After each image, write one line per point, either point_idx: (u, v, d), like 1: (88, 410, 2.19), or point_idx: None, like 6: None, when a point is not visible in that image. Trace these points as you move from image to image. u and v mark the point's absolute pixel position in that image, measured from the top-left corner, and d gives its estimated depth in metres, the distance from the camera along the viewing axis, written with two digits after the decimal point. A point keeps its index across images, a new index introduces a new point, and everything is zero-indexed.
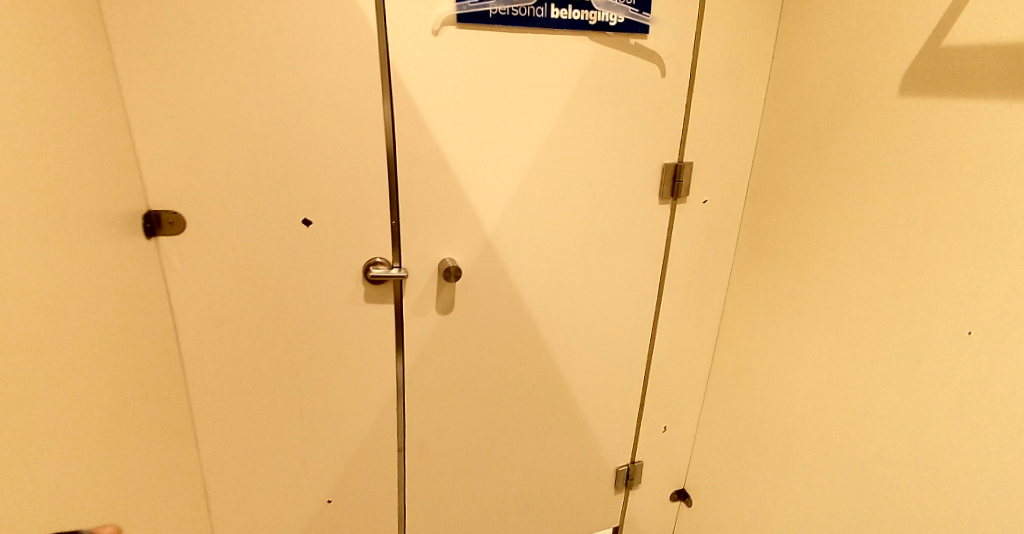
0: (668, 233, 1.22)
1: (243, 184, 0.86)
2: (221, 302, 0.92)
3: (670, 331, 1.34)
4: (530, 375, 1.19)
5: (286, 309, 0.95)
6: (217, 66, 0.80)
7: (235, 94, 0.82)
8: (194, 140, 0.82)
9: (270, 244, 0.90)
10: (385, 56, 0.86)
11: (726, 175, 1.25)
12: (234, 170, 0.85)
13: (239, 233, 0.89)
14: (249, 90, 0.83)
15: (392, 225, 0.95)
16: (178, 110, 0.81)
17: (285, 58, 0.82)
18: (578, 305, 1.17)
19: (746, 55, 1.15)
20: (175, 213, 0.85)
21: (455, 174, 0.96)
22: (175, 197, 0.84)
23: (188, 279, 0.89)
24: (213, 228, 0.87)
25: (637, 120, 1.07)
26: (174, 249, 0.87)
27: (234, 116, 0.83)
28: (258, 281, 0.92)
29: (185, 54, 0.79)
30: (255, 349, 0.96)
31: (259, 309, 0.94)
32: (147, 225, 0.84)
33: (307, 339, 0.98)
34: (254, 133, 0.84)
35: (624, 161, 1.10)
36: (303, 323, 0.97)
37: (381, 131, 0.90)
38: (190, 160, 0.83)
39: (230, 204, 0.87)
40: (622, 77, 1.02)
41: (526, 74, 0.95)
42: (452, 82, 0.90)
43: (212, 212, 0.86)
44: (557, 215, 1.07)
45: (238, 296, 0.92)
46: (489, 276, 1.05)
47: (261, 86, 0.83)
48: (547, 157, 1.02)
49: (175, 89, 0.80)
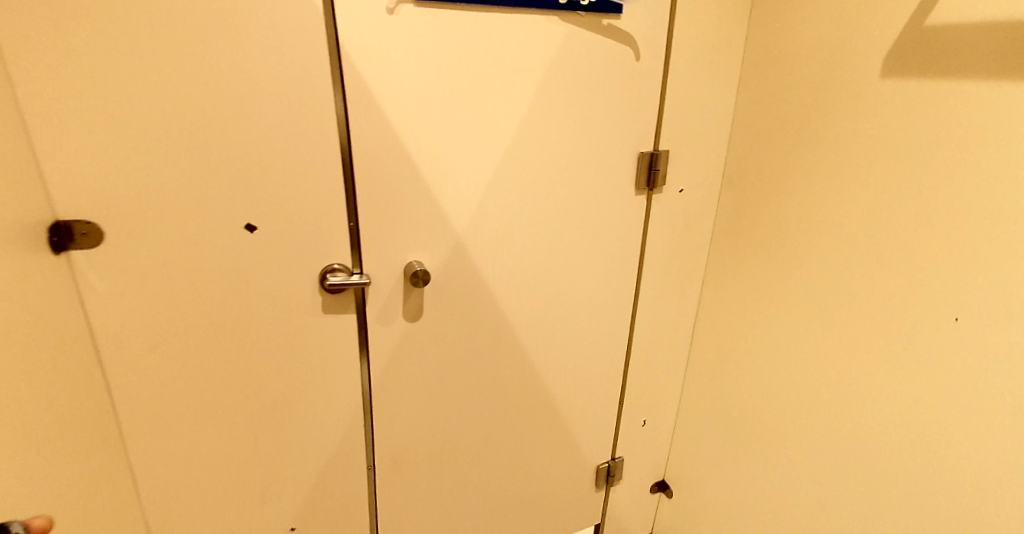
0: (645, 225, 1.17)
1: (172, 188, 0.76)
2: (155, 320, 0.81)
3: (649, 326, 1.29)
4: (506, 379, 1.12)
5: (232, 324, 0.85)
6: (131, 52, 0.69)
7: (155, 84, 0.71)
8: (108, 139, 0.71)
9: (209, 253, 0.80)
10: (334, 37, 0.76)
11: (702, 163, 1.20)
12: (160, 172, 0.74)
13: (172, 242, 0.78)
14: (172, 80, 0.71)
15: (350, 228, 0.86)
16: (86, 103, 0.69)
17: (214, 42, 0.71)
18: (555, 304, 1.11)
19: (721, 36, 1.09)
20: (89, 223, 0.74)
21: (418, 170, 0.87)
22: (89, 204, 0.73)
23: (112, 297, 0.78)
24: (140, 238, 0.76)
25: (612, 107, 1.01)
26: (90, 264, 0.76)
27: (155, 109, 0.72)
28: (197, 295, 0.82)
29: (91, 38, 0.67)
30: (198, 371, 0.86)
31: (201, 326, 0.84)
32: (53, 238, 0.72)
33: (259, 356, 0.89)
34: (182, 129, 0.73)
35: (598, 150, 1.03)
36: (253, 339, 0.87)
37: (333, 123, 0.80)
38: (105, 161, 0.71)
39: (158, 210, 0.76)
40: (594, 61, 0.95)
41: (493, 58, 0.86)
42: (412, 66, 0.81)
43: (137, 220, 0.76)
44: (530, 211, 1.00)
45: (174, 313, 0.82)
46: (460, 279, 0.97)
47: (187, 74, 0.71)
48: (518, 150, 0.94)
49: (81, 79, 0.67)
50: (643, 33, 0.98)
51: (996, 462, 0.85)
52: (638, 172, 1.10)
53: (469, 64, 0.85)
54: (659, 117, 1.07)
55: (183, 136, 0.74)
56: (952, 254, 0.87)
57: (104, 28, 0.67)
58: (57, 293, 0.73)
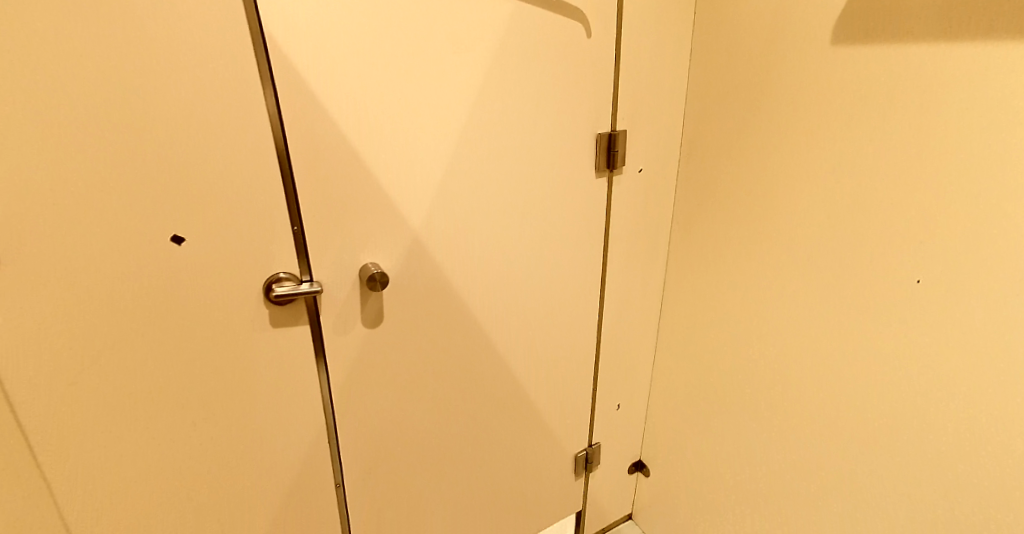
0: (607, 207, 1.14)
1: (74, 199, 0.63)
2: (71, 356, 0.69)
3: (617, 309, 1.27)
4: (479, 379, 1.07)
5: (166, 352, 0.74)
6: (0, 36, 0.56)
7: (42, 74, 0.58)
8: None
9: (131, 272, 0.68)
10: (256, 17, 0.66)
11: (659, 140, 1.18)
12: (57, 181, 0.62)
13: (81, 264, 0.66)
14: (59, 69, 0.59)
15: (294, 232, 0.76)
16: None
17: (108, 22, 0.59)
18: (523, 295, 1.06)
19: (670, 8, 1.06)
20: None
21: (366, 163, 0.79)
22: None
23: (13, 336, 0.65)
24: (40, 262, 0.64)
25: (566, 85, 0.96)
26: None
27: (41, 105, 0.59)
28: (122, 322, 0.70)
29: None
30: (131, 409, 0.74)
31: (129, 358, 0.72)
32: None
33: (203, 385, 0.78)
34: (80, 128, 0.61)
35: (554, 133, 0.99)
36: (193, 366, 0.76)
37: (264, 115, 0.70)
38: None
39: (59, 226, 0.63)
40: (546, 38, 0.90)
41: (436, 37, 0.80)
42: (349, 49, 0.73)
43: (35, 240, 0.63)
44: (489, 200, 0.94)
45: (95, 345, 0.70)
46: (421, 277, 0.90)
47: (78, 62, 0.59)
48: (472, 136, 0.89)
49: None
50: (594, 7, 0.94)
51: (969, 414, 0.87)
52: (596, 154, 1.07)
53: (412, 45, 0.78)
54: (615, 96, 1.04)
55: (81, 137, 0.62)
56: (914, 216, 0.87)
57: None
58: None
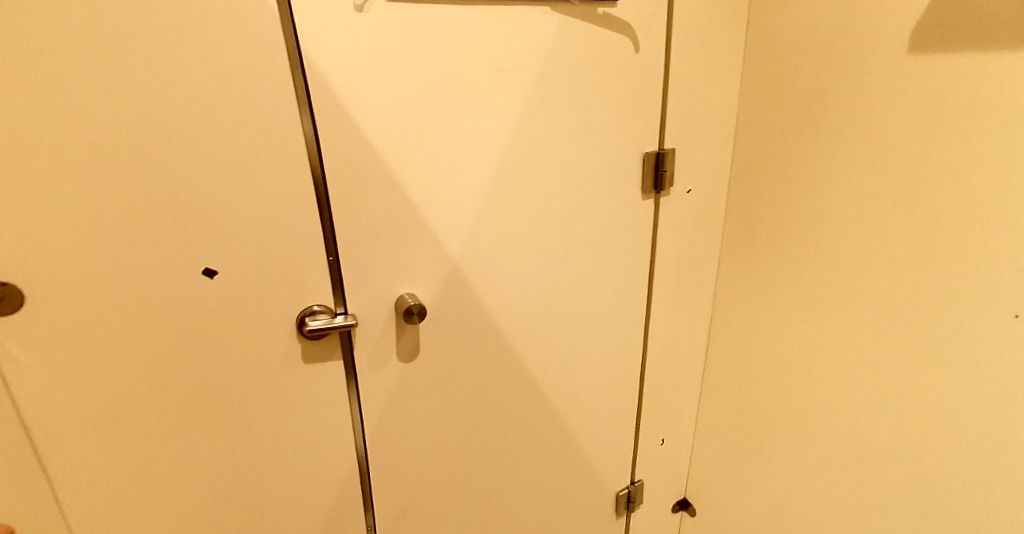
0: (655, 230, 1.07)
1: (104, 233, 0.60)
2: (98, 395, 0.64)
3: (662, 340, 1.19)
4: (516, 414, 1.00)
5: (194, 395, 0.69)
6: (27, 63, 0.53)
7: (72, 102, 0.55)
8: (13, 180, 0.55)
9: (160, 310, 0.64)
10: (294, 41, 0.63)
11: (709, 160, 1.10)
12: (87, 214, 0.58)
13: (110, 300, 0.62)
14: (88, 97, 0.56)
15: (329, 262, 0.72)
16: None
17: (143, 47, 0.57)
18: (564, 324, 1.00)
19: (721, 18, 0.98)
20: (3, 283, 0.57)
21: (403, 189, 0.75)
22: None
23: (43, 379, 0.61)
24: (68, 300, 0.60)
25: (612, 104, 0.91)
26: (12, 337, 0.59)
27: (71, 136, 0.56)
28: (151, 361, 0.66)
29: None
30: (161, 453, 0.70)
31: (160, 400, 0.67)
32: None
33: (233, 426, 0.73)
34: (111, 158, 0.58)
35: (598, 155, 0.93)
36: (224, 406, 0.72)
37: (301, 142, 0.67)
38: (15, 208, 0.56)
39: (87, 260, 0.60)
40: (592, 53, 0.85)
41: (478, 56, 0.75)
42: (388, 71, 0.69)
43: (65, 276, 0.59)
44: (527, 226, 0.89)
45: (123, 385, 0.65)
46: (457, 308, 0.85)
47: (109, 88, 0.56)
48: (513, 159, 0.83)
49: None
50: (641, 20, 0.88)
51: None
52: (644, 175, 1.00)
53: (452, 65, 0.74)
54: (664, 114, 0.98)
55: (113, 168, 0.58)
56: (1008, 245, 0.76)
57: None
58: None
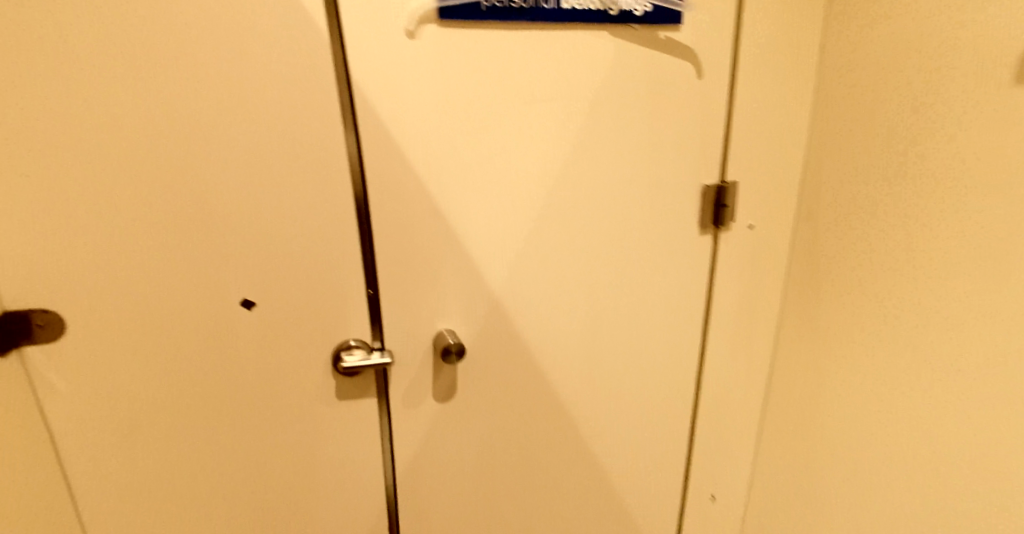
0: (712, 269, 0.99)
1: (148, 262, 0.60)
2: (132, 424, 0.64)
3: (717, 386, 1.10)
4: (556, 460, 0.94)
5: (225, 427, 0.68)
6: (83, 96, 0.54)
7: (125, 130, 0.56)
8: (68, 205, 0.56)
9: (197, 340, 0.64)
10: (344, 72, 0.62)
11: (775, 195, 1.00)
12: (131, 244, 0.59)
13: (149, 329, 0.62)
14: (139, 129, 0.56)
15: (368, 296, 0.70)
16: (32, 164, 0.54)
17: (193, 79, 0.57)
18: (611, 366, 0.94)
19: (793, 44, 0.90)
20: (47, 310, 0.58)
21: (448, 221, 0.72)
22: (35, 291, 0.57)
23: (79, 407, 0.61)
24: (108, 328, 0.60)
25: (672, 135, 0.85)
26: (51, 365, 0.59)
27: (123, 164, 0.57)
28: (185, 390, 0.65)
29: (28, 80, 0.52)
30: (192, 482, 0.69)
31: (192, 430, 0.66)
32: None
33: (264, 461, 0.71)
34: (158, 189, 0.58)
35: (653, 188, 0.87)
36: (255, 440, 0.70)
37: (346, 173, 0.65)
38: (67, 233, 0.56)
39: (134, 286, 0.60)
40: (652, 82, 0.80)
41: (530, 85, 0.72)
42: (438, 101, 0.67)
43: (110, 302, 0.60)
44: (574, 261, 0.84)
45: (158, 413, 0.65)
46: (497, 346, 0.80)
47: (159, 120, 0.57)
48: (562, 191, 0.79)
49: (22, 133, 0.53)
50: (704, 47, 0.82)
51: None
52: (702, 211, 0.93)
53: (503, 94, 0.71)
54: (725, 146, 0.91)
55: (159, 199, 0.59)
56: None
57: (45, 66, 0.52)
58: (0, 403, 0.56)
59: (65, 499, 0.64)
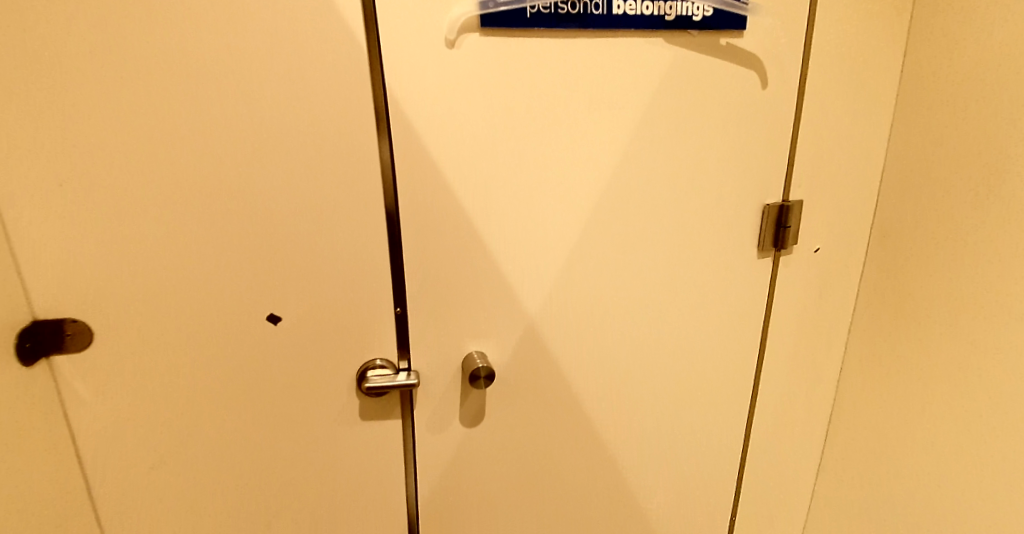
0: (770, 296, 0.90)
1: (178, 275, 0.60)
2: (155, 431, 0.64)
3: (774, 425, 1.00)
4: (588, 494, 0.88)
5: (248, 440, 0.67)
6: (119, 108, 0.54)
7: (159, 142, 0.56)
8: (103, 214, 0.57)
9: (224, 351, 0.63)
10: (381, 84, 0.60)
11: (846, 217, 0.90)
12: (163, 256, 0.59)
13: (178, 340, 0.62)
14: (172, 140, 0.56)
15: (396, 314, 0.67)
16: (71, 175, 0.55)
17: (227, 92, 0.56)
18: (652, 396, 0.87)
19: (873, 51, 0.80)
20: (76, 320, 0.59)
21: (483, 239, 0.68)
22: (67, 301, 0.58)
23: (104, 414, 0.63)
24: (138, 338, 0.61)
25: (730, 150, 0.78)
26: (77, 374, 0.61)
27: (157, 175, 0.57)
28: (209, 401, 0.65)
29: (69, 93, 0.53)
30: (217, 493, 0.69)
31: (217, 441, 0.66)
32: (27, 343, 0.57)
33: (287, 476, 0.70)
34: (190, 202, 0.58)
35: (706, 208, 0.80)
36: (279, 455, 0.69)
37: (378, 187, 0.63)
38: (101, 243, 0.57)
39: (164, 296, 0.60)
40: (709, 93, 0.74)
41: (576, 96, 0.67)
42: (476, 113, 0.63)
43: (141, 310, 0.60)
44: (616, 284, 0.78)
45: (182, 423, 0.65)
46: (529, 370, 0.76)
47: (191, 133, 0.56)
48: (606, 209, 0.74)
49: (63, 145, 0.54)
50: (769, 56, 0.75)
51: None
52: (760, 231, 0.85)
53: (546, 105, 0.66)
54: (790, 164, 0.82)
55: (191, 212, 0.58)
56: None
57: (84, 78, 0.53)
58: (24, 409, 0.58)
59: (83, 500, 0.65)
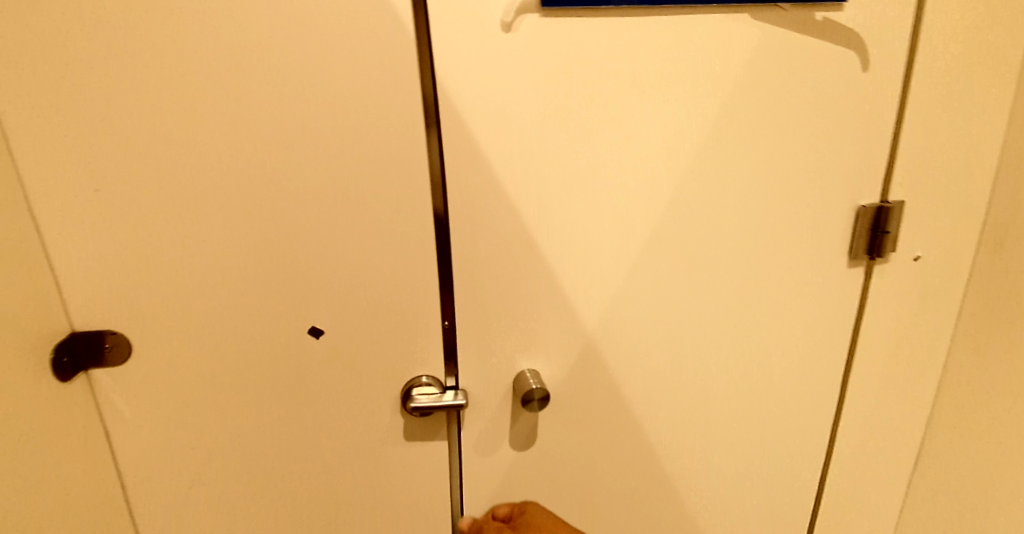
0: (859, 311, 0.79)
1: (217, 284, 0.57)
2: (194, 445, 0.63)
3: (858, 455, 0.89)
4: (646, 523, 0.81)
5: (288, 456, 0.64)
6: (154, 111, 0.51)
7: (195, 143, 0.53)
8: (140, 220, 0.54)
9: (264, 362, 0.60)
10: (430, 78, 0.54)
11: (953, 220, 0.77)
12: (201, 265, 0.57)
13: (217, 351, 0.59)
14: (209, 144, 0.53)
15: (444, 327, 0.63)
16: (107, 180, 0.53)
17: (265, 87, 0.52)
18: (720, 421, 0.79)
19: (1005, 22, 0.67)
20: (115, 332, 0.57)
21: (537, 247, 0.62)
22: (107, 313, 0.57)
23: (143, 428, 0.61)
24: (178, 350, 0.59)
25: (820, 146, 0.68)
26: (115, 387, 0.59)
27: (194, 179, 0.54)
28: (248, 415, 0.62)
29: (104, 97, 0.50)
30: (257, 510, 0.66)
31: (256, 455, 0.64)
32: (64, 358, 0.56)
33: (328, 494, 0.67)
34: (229, 208, 0.55)
35: (791, 212, 0.71)
36: (320, 473, 0.66)
37: (426, 191, 0.58)
38: (138, 249, 0.55)
39: (203, 305, 0.58)
40: (800, 79, 0.64)
41: (645, 86, 0.60)
42: (533, 109, 0.57)
43: (181, 319, 0.58)
44: (683, 298, 0.70)
45: (220, 437, 0.63)
46: (584, 390, 0.70)
47: (228, 135, 0.53)
48: (675, 213, 0.66)
49: (99, 149, 0.52)
50: (874, 34, 0.64)
51: None
52: (852, 238, 0.74)
53: (611, 97, 0.59)
54: (890, 158, 0.71)
55: (229, 219, 0.55)
56: None
57: (120, 81, 0.50)
58: (62, 424, 0.56)
59: (122, 513, 0.64)
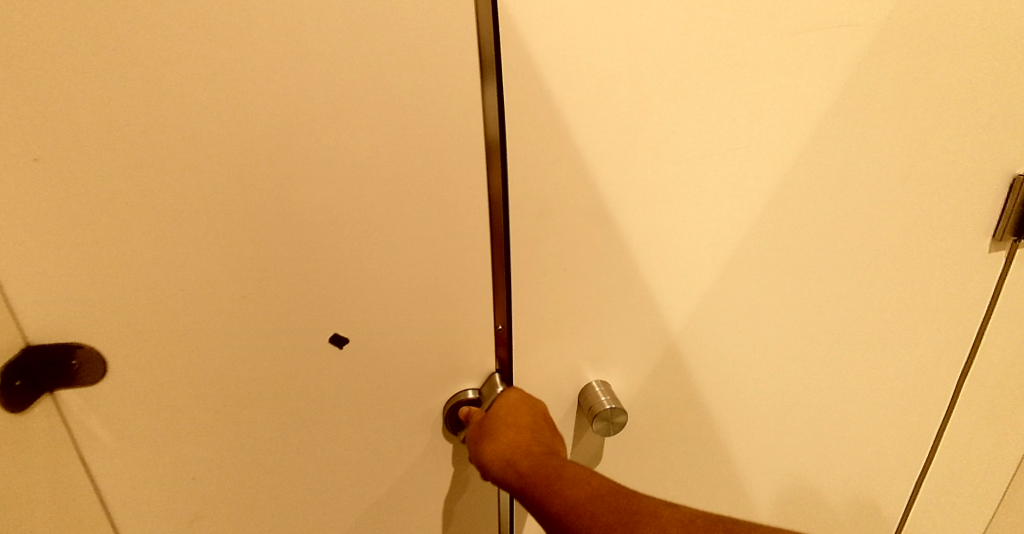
0: (986, 316, 0.61)
1: (211, 283, 0.46)
2: (190, 470, 0.53)
3: (978, 488, 0.74)
4: None
5: (305, 479, 0.55)
6: (109, 64, 0.39)
7: (167, 101, 0.40)
8: (103, 201, 0.42)
9: (273, 377, 0.50)
10: (491, 12, 0.40)
11: None
12: (191, 261, 0.45)
13: (214, 362, 0.49)
14: (189, 105, 0.40)
15: (497, 333, 0.52)
16: (53, 149, 0.41)
17: (257, 28, 0.39)
18: (818, 449, 0.65)
19: None
20: (84, 346, 0.47)
21: (614, 239, 0.49)
22: (73, 319, 0.46)
23: (126, 458, 0.51)
24: (164, 365, 0.48)
25: (995, 111, 0.50)
26: (90, 407, 0.49)
27: (171, 150, 0.41)
28: (256, 436, 0.52)
29: (39, 45, 0.38)
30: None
31: (265, 479, 0.54)
32: (17, 381, 0.45)
33: (353, 518, 0.58)
34: (221, 188, 0.43)
35: (943, 198, 0.53)
36: (340, 499, 0.56)
37: (480, 163, 0.45)
38: (105, 240, 0.44)
39: (193, 308, 0.47)
40: (983, 15, 0.46)
41: (765, 24, 0.43)
42: (621, 56, 0.42)
43: (165, 326, 0.47)
44: (787, 304, 0.56)
45: (223, 460, 0.53)
46: (655, 403, 0.58)
47: (214, 93, 0.40)
48: (790, 198, 0.50)
49: (37, 109, 0.39)
50: None
51: None
52: (1001, 215, 0.55)
53: (723, 43, 0.43)
54: None
55: (222, 203, 0.43)
56: None
57: (60, 21, 0.37)
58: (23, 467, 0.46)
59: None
